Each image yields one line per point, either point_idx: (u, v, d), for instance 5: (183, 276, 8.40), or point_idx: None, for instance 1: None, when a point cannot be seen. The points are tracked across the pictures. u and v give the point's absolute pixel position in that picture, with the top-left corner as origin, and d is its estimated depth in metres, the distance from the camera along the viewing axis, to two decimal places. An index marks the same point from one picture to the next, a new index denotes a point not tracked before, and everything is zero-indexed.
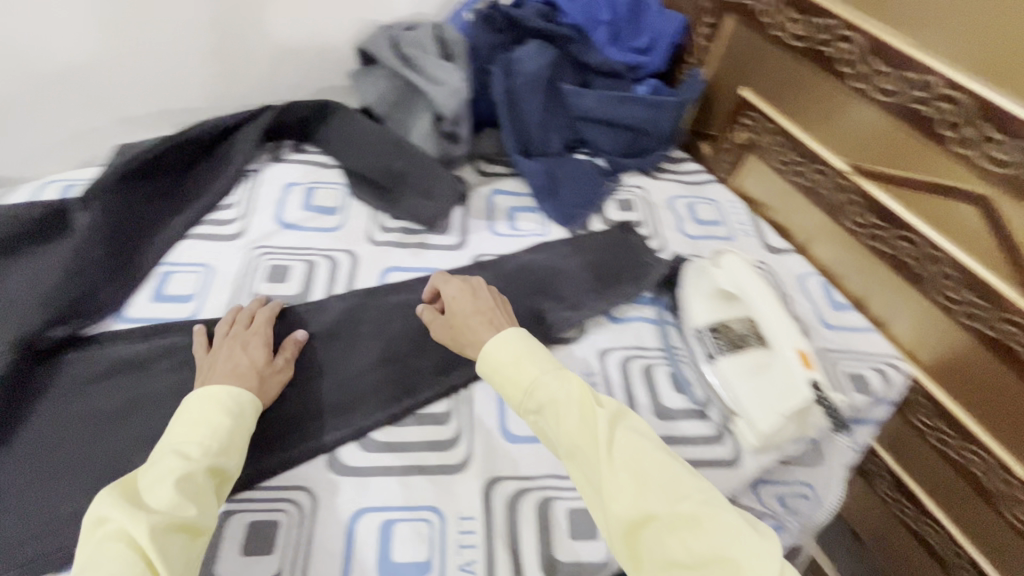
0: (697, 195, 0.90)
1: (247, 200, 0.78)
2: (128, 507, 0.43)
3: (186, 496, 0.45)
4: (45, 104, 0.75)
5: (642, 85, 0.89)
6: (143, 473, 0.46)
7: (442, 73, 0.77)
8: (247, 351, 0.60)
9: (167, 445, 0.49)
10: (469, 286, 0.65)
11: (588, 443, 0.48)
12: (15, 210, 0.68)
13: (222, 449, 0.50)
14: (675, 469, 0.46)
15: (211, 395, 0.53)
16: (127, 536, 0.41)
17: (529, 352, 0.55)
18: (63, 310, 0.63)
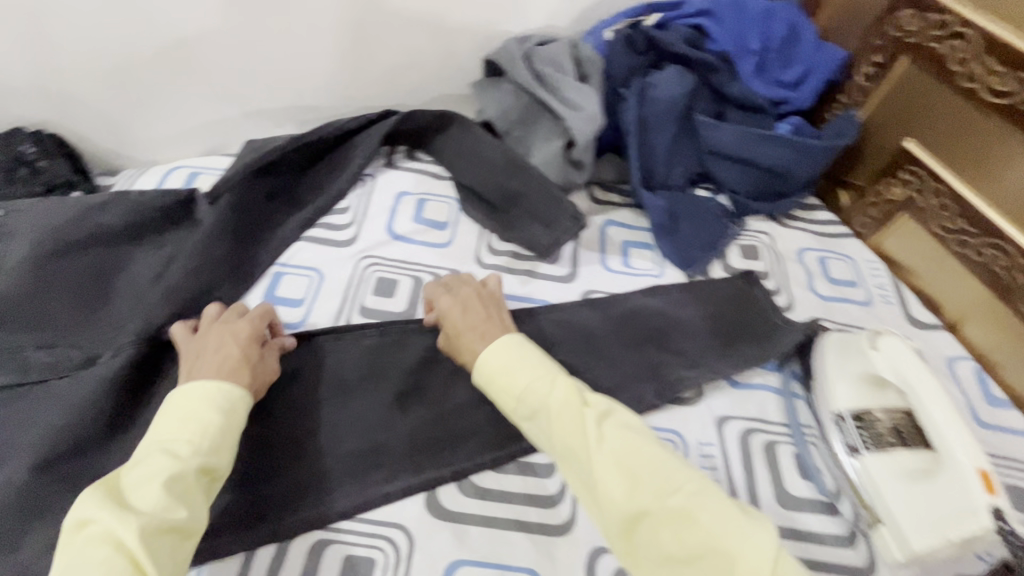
0: (830, 249, 0.81)
1: (360, 206, 0.77)
2: (114, 509, 0.41)
3: (177, 497, 0.44)
4: (183, 94, 0.76)
5: (784, 123, 0.81)
6: (129, 470, 0.45)
7: (579, 97, 0.74)
8: (233, 342, 0.56)
9: (152, 443, 0.47)
10: (461, 298, 0.63)
11: (579, 443, 0.49)
12: (149, 198, 0.68)
13: (213, 448, 0.48)
14: (666, 461, 0.46)
15: (194, 391, 0.50)
16: (114, 539, 0.40)
17: (522, 356, 0.56)
18: (186, 304, 0.64)
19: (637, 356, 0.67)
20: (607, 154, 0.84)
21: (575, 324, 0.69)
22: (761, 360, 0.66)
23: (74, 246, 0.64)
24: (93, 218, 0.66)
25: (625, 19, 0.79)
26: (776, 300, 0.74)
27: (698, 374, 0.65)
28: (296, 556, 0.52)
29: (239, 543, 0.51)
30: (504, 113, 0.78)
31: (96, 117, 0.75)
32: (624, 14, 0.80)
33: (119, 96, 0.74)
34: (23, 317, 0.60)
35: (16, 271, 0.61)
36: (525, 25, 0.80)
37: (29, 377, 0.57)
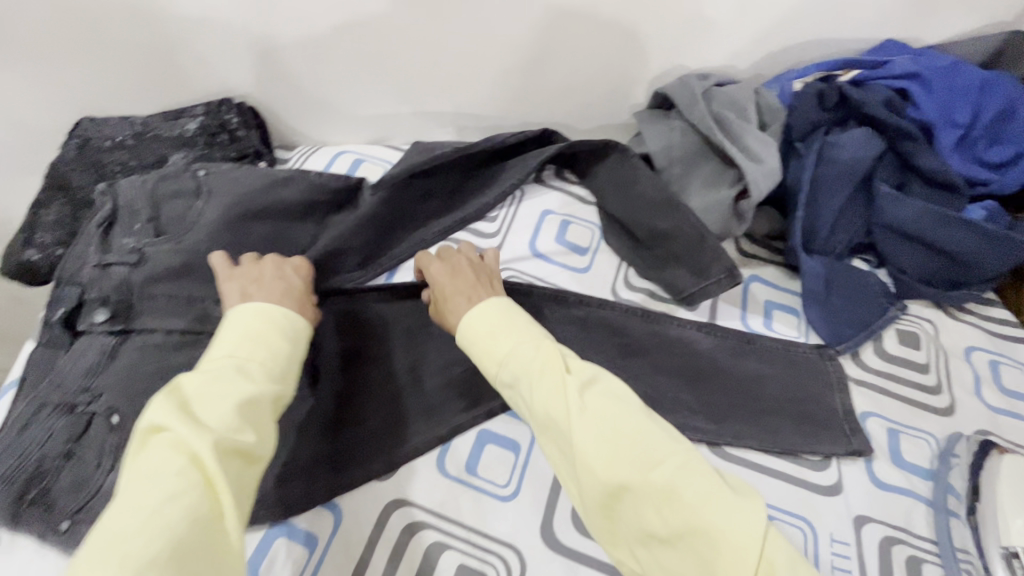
0: (1005, 354, 0.73)
1: (505, 218, 0.78)
2: (188, 421, 0.43)
3: (246, 419, 0.45)
4: (364, 87, 0.81)
5: (975, 207, 0.73)
6: (195, 377, 0.46)
7: (758, 147, 0.71)
8: (287, 278, 0.60)
9: (223, 356, 0.48)
10: (450, 264, 0.64)
11: (559, 411, 0.48)
12: (325, 180, 0.74)
13: (281, 376, 0.50)
14: (650, 434, 0.46)
15: (259, 312, 0.52)
16: (189, 451, 0.41)
17: (506, 322, 0.55)
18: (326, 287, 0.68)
19: (773, 429, 0.63)
20: (763, 207, 0.80)
21: (709, 381, 0.67)
22: (837, 452, 0.61)
23: (257, 213, 0.70)
24: (276, 190, 0.71)
25: (818, 72, 0.76)
26: (936, 399, 0.68)
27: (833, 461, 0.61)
28: (414, 553, 0.53)
29: (367, 526, 0.54)
30: (667, 150, 0.76)
31: (289, 96, 0.82)
32: (818, 65, 0.76)
33: (314, 81, 0.80)
34: (206, 271, 0.65)
35: (205, 228, 0.67)
36: (704, 63, 0.78)
37: (208, 328, 0.63)
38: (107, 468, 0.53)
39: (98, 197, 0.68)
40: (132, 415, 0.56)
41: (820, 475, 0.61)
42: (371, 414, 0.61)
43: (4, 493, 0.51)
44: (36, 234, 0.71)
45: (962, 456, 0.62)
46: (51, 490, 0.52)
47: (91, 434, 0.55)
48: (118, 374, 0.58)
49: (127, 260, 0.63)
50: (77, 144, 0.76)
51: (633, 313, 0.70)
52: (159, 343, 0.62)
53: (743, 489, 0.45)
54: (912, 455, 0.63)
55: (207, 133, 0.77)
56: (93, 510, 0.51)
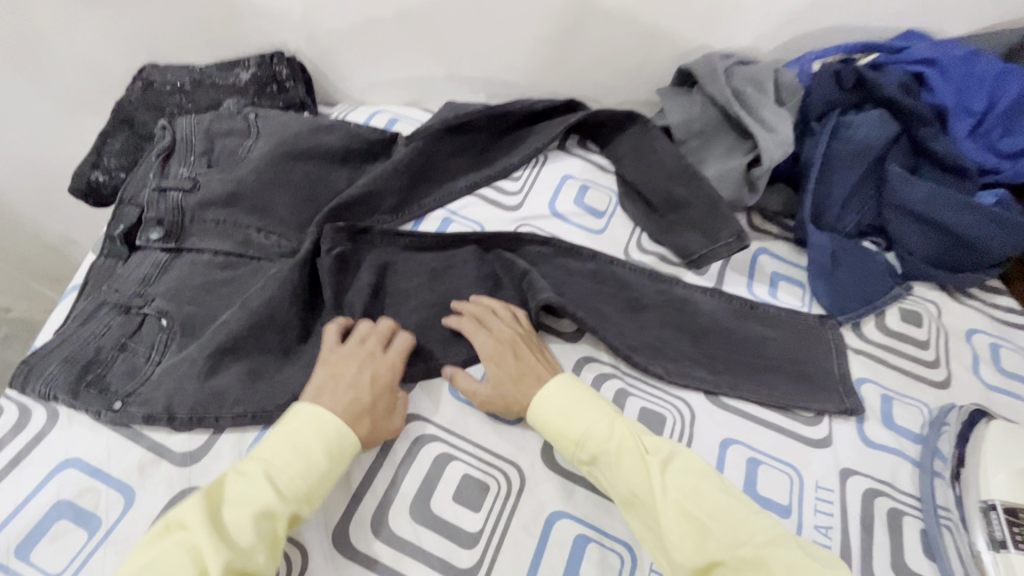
0: (1006, 338, 0.74)
1: (529, 179, 0.83)
2: (211, 530, 0.46)
3: (262, 540, 0.47)
4: (404, 49, 0.86)
5: (987, 193, 0.75)
6: (236, 479, 0.50)
7: (774, 119, 0.74)
8: (370, 384, 0.58)
9: (263, 460, 0.51)
10: (507, 342, 0.62)
11: (645, 491, 0.52)
12: (362, 131, 0.79)
13: (306, 496, 0.51)
14: (732, 509, 0.50)
15: (314, 424, 0.53)
16: (199, 560, 0.44)
17: (576, 397, 0.58)
18: (340, 209, 0.73)
19: (769, 386, 0.66)
20: (777, 184, 0.83)
21: (709, 337, 0.70)
22: (828, 410, 0.64)
23: (299, 154, 0.75)
24: (318, 135, 0.76)
25: (838, 55, 0.79)
26: (932, 372, 0.70)
27: (824, 418, 0.64)
28: (424, 462, 0.57)
29: None
30: (686, 123, 0.80)
31: (334, 54, 0.88)
32: (839, 49, 0.79)
33: (358, 40, 0.85)
34: (252, 203, 0.70)
35: (253, 164, 0.72)
36: (729, 44, 0.81)
37: (251, 253, 0.69)
38: (155, 360, 0.59)
39: (159, 132, 0.74)
40: (180, 318, 0.62)
41: (810, 429, 0.64)
42: None
43: (65, 373, 0.57)
44: (102, 159, 0.78)
45: (952, 423, 0.63)
46: (105, 376, 0.58)
47: (143, 331, 0.61)
48: (169, 284, 0.64)
49: (182, 186, 0.69)
50: (140, 86, 0.82)
51: (640, 271, 0.74)
52: (207, 262, 0.68)
53: (825, 559, 0.47)
54: (903, 419, 0.65)
55: (258, 84, 0.84)
56: (141, 394, 0.56)
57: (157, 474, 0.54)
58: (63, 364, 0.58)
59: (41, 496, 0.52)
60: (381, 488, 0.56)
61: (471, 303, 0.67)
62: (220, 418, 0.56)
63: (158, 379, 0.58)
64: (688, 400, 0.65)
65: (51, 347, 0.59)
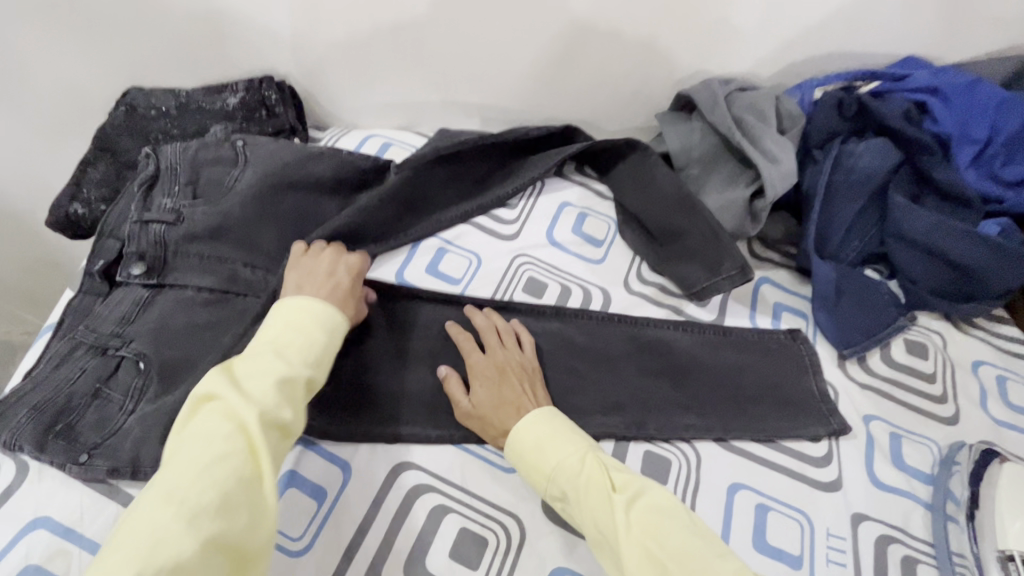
0: (1013, 370, 0.73)
1: (525, 207, 0.80)
2: (237, 395, 0.47)
3: (284, 398, 0.49)
4: (397, 72, 0.84)
5: (990, 222, 0.74)
6: (244, 359, 0.50)
7: (777, 150, 0.73)
8: (341, 276, 0.62)
9: (267, 340, 0.52)
10: (497, 365, 0.62)
11: (610, 532, 0.49)
12: (355, 159, 0.77)
13: (315, 361, 0.53)
14: (698, 555, 0.46)
15: (304, 304, 0.55)
16: (233, 418, 0.46)
17: (551, 429, 0.56)
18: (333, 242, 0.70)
19: (774, 425, 0.64)
20: (778, 212, 0.82)
21: (693, 377, 0.68)
22: (819, 434, 0.63)
23: (289, 184, 0.72)
24: (309, 164, 0.74)
25: (838, 82, 0.79)
26: (941, 407, 0.68)
27: (833, 458, 0.62)
28: (418, 513, 0.55)
29: (376, 485, 0.56)
30: (686, 150, 0.79)
31: (324, 78, 0.85)
32: (840, 76, 0.79)
33: (350, 64, 0.83)
34: (240, 235, 0.68)
35: (239, 195, 0.69)
36: (728, 69, 0.80)
37: (236, 289, 0.66)
38: (130, 409, 0.56)
39: (142, 160, 0.71)
40: (158, 362, 0.58)
41: (819, 471, 0.62)
42: (384, 380, 0.63)
43: (33, 422, 0.54)
44: (82, 190, 0.76)
45: (963, 463, 0.61)
46: (76, 425, 0.55)
47: (119, 376, 0.57)
48: (149, 323, 0.61)
49: (165, 219, 0.65)
50: (123, 111, 0.79)
51: (609, 321, 0.71)
52: (190, 299, 0.64)
53: None
54: (913, 458, 0.63)
55: (247, 109, 0.82)
56: (114, 446, 0.53)
57: None
58: (31, 413, 0.54)
59: (11, 556, 0.49)
60: (375, 545, 0.53)
61: (480, 314, 0.68)
62: None
63: (129, 431, 0.54)
64: (694, 443, 0.62)
65: (22, 393, 0.56)
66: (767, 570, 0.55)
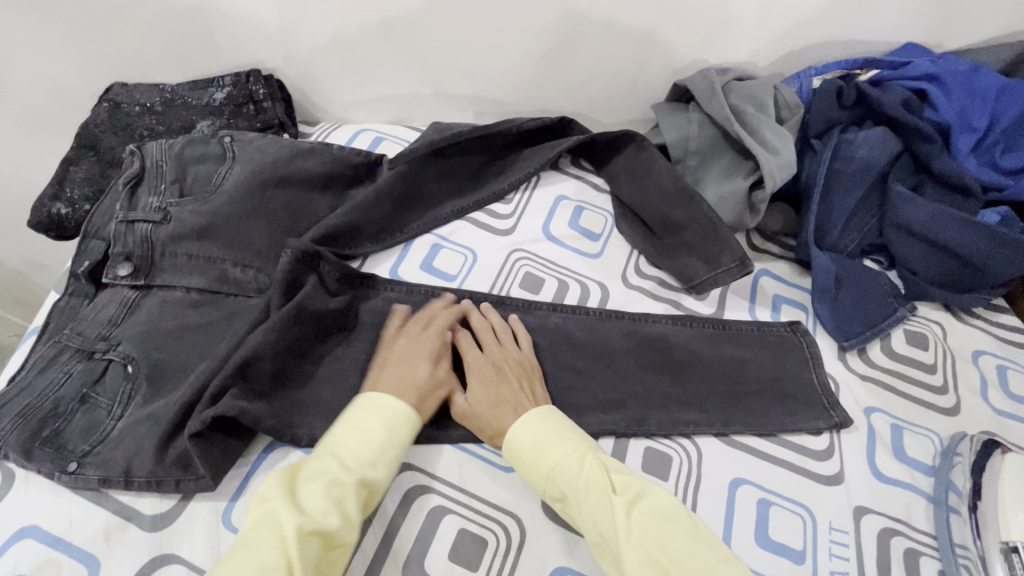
0: (1013, 359, 0.72)
1: (520, 201, 0.79)
2: (288, 500, 0.47)
3: (332, 504, 0.47)
4: (387, 65, 0.82)
5: (990, 211, 0.73)
6: (307, 461, 0.51)
7: (776, 140, 0.72)
8: (417, 362, 0.59)
9: (331, 442, 0.52)
10: (494, 363, 0.61)
11: (610, 534, 0.48)
12: (346, 154, 0.75)
13: (372, 462, 0.51)
14: (701, 560, 0.45)
15: (367, 403, 0.54)
16: (279, 527, 0.45)
17: (550, 429, 0.55)
18: (323, 239, 0.68)
19: (774, 418, 0.63)
20: (777, 203, 0.81)
21: (692, 372, 0.67)
22: (820, 427, 0.63)
23: (278, 180, 0.70)
24: (299, 160, 0.72)
25: (838, 71, 0.78)
26: (942, 398, 0.67)
27: (835, 452, 0.62)
28: (415, 515, 0.54)
29: None
30: (684, 142, 0.78)
31: (314, 72, 0.83)
32: (839, 65, 0.78)
33: (339, 55, 0.81)
34: (229, 233, 0.66)
35: (227, 193, 0.67)
36: (725, 58, 0.79)
37: (226, 289, 0.65)
38: (118, 414, 0.55)
39: (126, 158, 0.69)
40: (147, 366, 0.57)
41: (820, 464, 0.61)
42: None
43: (17, 430, 0.52)
44: (65, 189, 0.74)
45: (965, 454, 0.60)
46: (63, 432, 0.53)
47: (106, 380, 0.56)
48: (137, 326, 0.60)
49: (151, 218, 0.64)
50: (107, 108, 0.77)
51: (607, 315, 0.70)
52: (179, 300, 0.63)
53: None
54: (915, 451, 0.63)
55: (234, 104, 0.80)
56: (103, 452, 0.52)
57: (124, 543, 0.50)
58: (15, 420, 0.53)
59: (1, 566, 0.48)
60: (372, 548, 0.52)
61: (476, 313, 0.67)
62: (182, 479, 0.52)
63: (119, 437, 0.53)
64: (695, 439, 0.62)
65: (7, 398, 0.55)
66: (770, 567, 0.54)
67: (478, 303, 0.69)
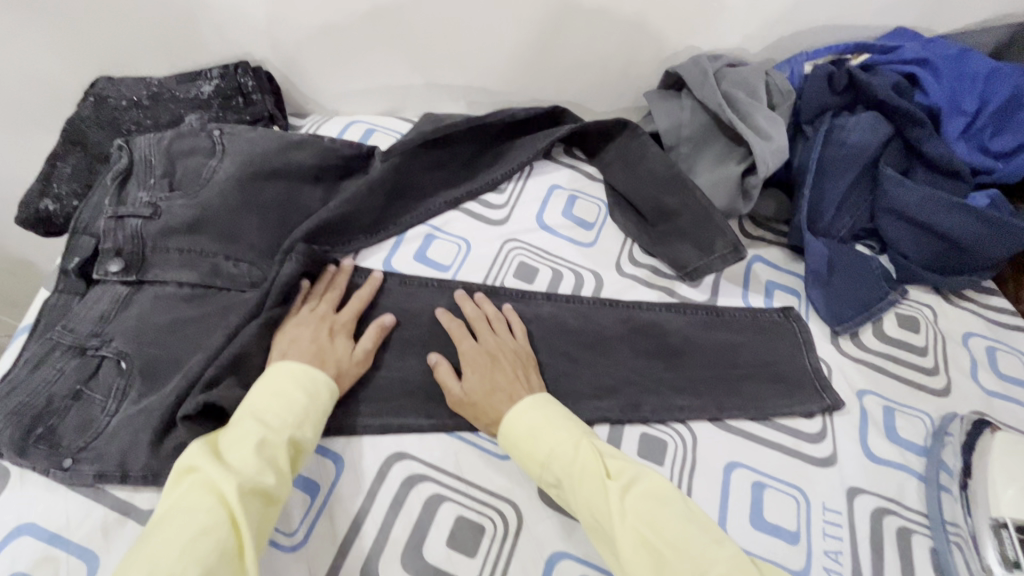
0: (1002, 341, 0.73)
1: (514, 191, 0.79)
2: (217, 466, 0.47)
3: (264, 464, 0.48)
4: (378, 56, 0.81)
5: (979, 194, 0.74)
6: (227, 431, 0.51)
7: (768, 126, 0.72)
8: (329, 340, 0.60)
9: (249, 408, 0.52)
10: (489, 351, 0.62)
11: (604, 518, 0.49)
12: (338, 146, 0.74)
13: (298, 421, 0.52)
14: (693, 541, 0.46)
15: (278, 375, 0.55)
16: (214, 491, 0.46)
17: (545, 416, 0.55)
18: (316, 231, 0.68)
19: (767, 402, 0.64)
20: (769, 189, 0.81)
21: (686, 358, 0.67)
22: (813, 410, 0.64)
23: (270, 173, 0.70)
24: (289, 153, 0.71)
25: (829, 56, 0.78)
26: (933, 380, 0.68)
27: (827, 435, 0.63)
28: (413, 504, 0.54)
29: (369, 477, 0.55)
30: (676, 129, 0.78)
31: (303, 64, 0.83)
32: (830, 49, 0.77)
33: (328, 46, 0.80)
34: (221, 227, 0.65)
35: (217, 186, 0.67)
36: (717, 46, 0.79)
37: (220, 283, 0.64)
38: (113, 409, 0.54)
39: (115, 152, 0.68)
40: (141, 361, 0.57)
41: (813, 446, 0.62)
42: (375, 371, 0.62)
43: (10, 426, 0.52)
44: (52, 185, 0.73)
45: (956, 434, 0.61)
46: (58, 428, 0.53)
47: (100, 375, 0.56)
48: (129, 322, 0.59)
49: (142, 213, 0.63)
50: (93, 102, 0.76)
51: (601, 304, 0.70)
52: (171, 295, 0.62)
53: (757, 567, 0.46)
54: (906, 431, 0.64)
55: (223, 97, 0.79)
56: (99, 448, 0.52)
57: (123, 537, 0.50)
58: (8, 417, 0.53)
59: None
60: (370, 537, 0.52)
61: (470, 303, 0.67)
62: None
63: (114, 432, 0.53)
64: (690, 424, 0.62)
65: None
66: (765, 547, 0.55)
67: (472, 293, 0.69)
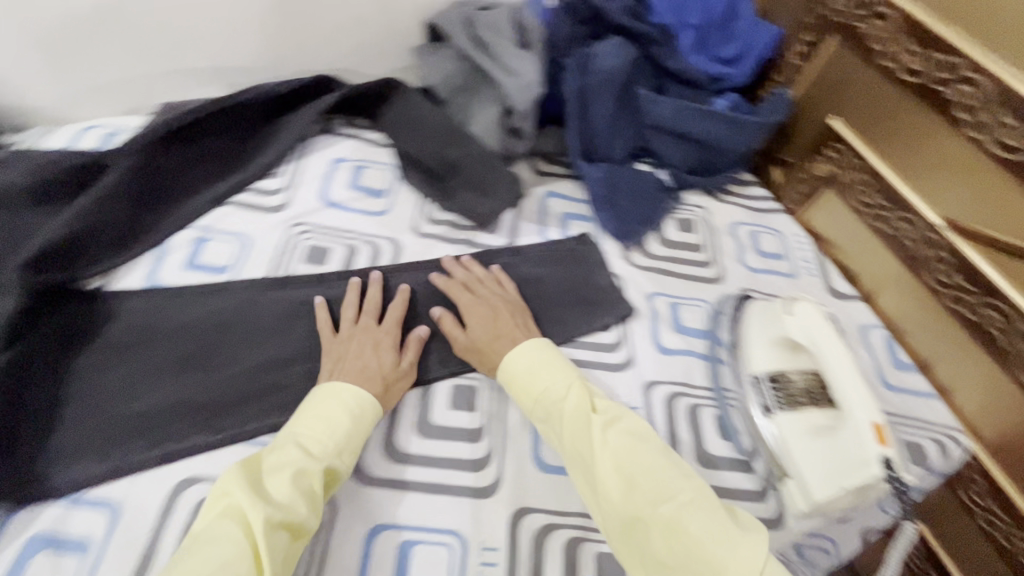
0: (762, 224, 0.83)
1: (292, 173, 0.74)
2: (252, 490, 0.45)
3: (300, 495, 0.45)
4: (92, 45, 0.70)
5: (722, 99, 0.82)
6: (269, 452, 0.49)
7: (515, 62, 0.73)
8: (376, 353, 0.59)
9: (294, 432, 0.50)
10: (489, 305, 0.64)
11: (585, 447, 0.52)
12: (55, 157, 0.64)
13: (336, 450, 0.50)
14: (665, 470, 0.49)
15: (336, 389, 0.54)
16: (243, 516, 0.43)
17: (545, 362, 0.58)
18: (44, 254, 0.58)
19: (569, 325, 0.68)
20: (549, 127, 0.84)
21: None
22: (607, 322, 0.68)
23: None
24: None
25: None
26: (708, 271, 0.76)
27: (624, 341, 0.68)
28: None
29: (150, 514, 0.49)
30: (445, 81, 0.78)
31: None
32: None
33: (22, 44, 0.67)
34: None
35: None
36: None
37: None
38: None
39: None
40: None
41: (612, 355, 0.67)
42: (147, 399, 0.56)
43: None
44: None
45: (726, 311, 0.71)
46: None
47: None
48: None
49: None
50: None
51: (400, 269, 0.69)
52: None
53: (745, 519, 0.47)
54: (690, 320, 0.71)
55: None
56: None
57: None
58: None
59: None
60: None
61: (459, 267, 0.68)
62: None
63: None
64: None
65: None
66: None
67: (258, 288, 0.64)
